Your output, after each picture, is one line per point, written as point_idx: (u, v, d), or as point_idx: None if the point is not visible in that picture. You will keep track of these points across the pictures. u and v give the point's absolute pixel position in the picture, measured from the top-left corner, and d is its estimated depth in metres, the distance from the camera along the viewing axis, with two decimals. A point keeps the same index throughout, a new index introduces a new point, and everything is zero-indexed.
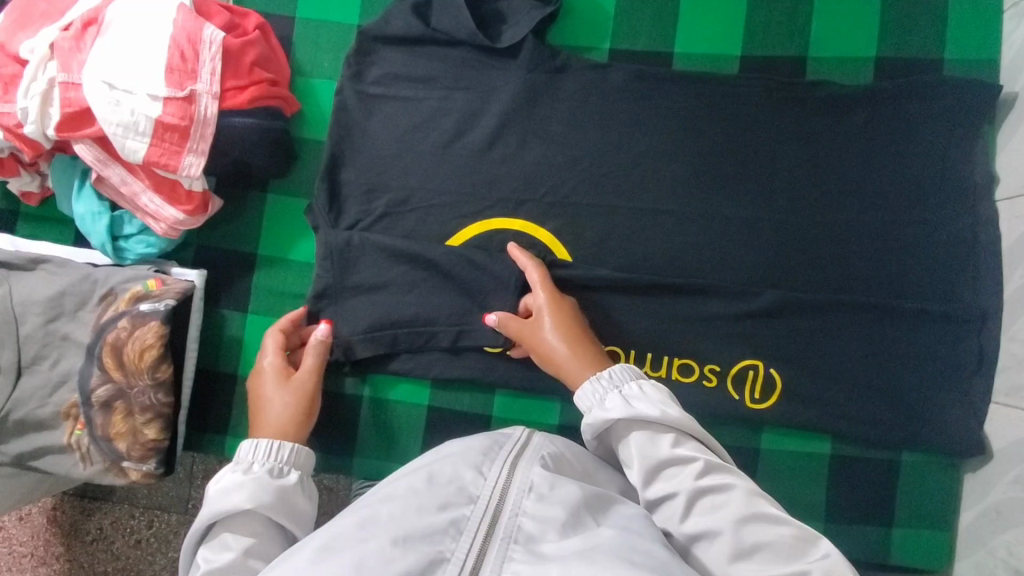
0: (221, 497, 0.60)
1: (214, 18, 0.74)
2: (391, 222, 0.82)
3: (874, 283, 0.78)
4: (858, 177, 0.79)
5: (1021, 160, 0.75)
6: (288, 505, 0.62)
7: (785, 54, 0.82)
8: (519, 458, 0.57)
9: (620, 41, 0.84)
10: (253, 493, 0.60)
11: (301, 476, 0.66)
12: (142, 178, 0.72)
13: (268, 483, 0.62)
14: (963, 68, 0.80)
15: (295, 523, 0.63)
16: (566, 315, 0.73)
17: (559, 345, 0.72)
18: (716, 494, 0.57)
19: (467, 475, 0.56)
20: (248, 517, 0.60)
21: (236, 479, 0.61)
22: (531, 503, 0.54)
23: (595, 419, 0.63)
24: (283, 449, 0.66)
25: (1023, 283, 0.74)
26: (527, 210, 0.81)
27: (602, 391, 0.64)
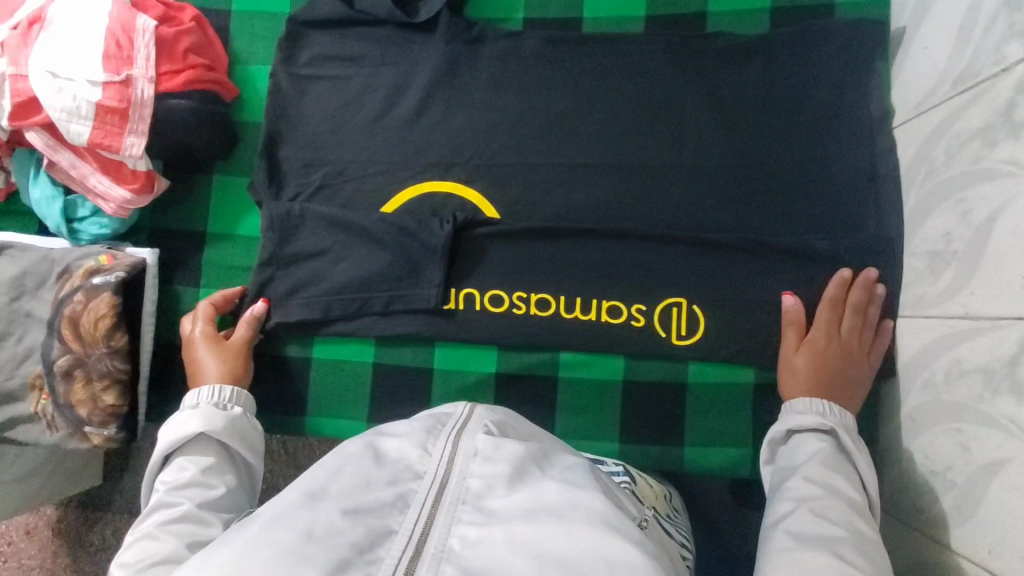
0: (175, 428, 0.67)
1: (150, 11, 0.81)
2: (329, 192, 0.87)
3: (783, 218, 0.82)
4: (764, 122, 0.83)
5: (908, 89, 0.79)
6: (238, 430, 0.70)
7: (687, 12, 0.87)
8: (463, 428, 0.52)
9: (533, 11, 0.89)
10: (205, 419, 0.68)
11: (245, 410, 0.73)
12: (90, 160, 0.78)
13: (217, 413, 0.69)
14: (853, 11, 0.84)
15: (247, 447, 0.70)
16: (835, 362, 0.75)
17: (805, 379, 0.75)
18: (831, 506, 0.59)
19: (411, 454, 0.50)
20: (204, 442, 0.68)
21: (186, 412, 0.69)
22: (477, 467, 0.49)
23: (805, 421, 0.69)
24: (224, 391, 0.73)
25: (916, 203, 0.76)
26: (454, 172, 0.86)
27: (827, 411, 0.70)
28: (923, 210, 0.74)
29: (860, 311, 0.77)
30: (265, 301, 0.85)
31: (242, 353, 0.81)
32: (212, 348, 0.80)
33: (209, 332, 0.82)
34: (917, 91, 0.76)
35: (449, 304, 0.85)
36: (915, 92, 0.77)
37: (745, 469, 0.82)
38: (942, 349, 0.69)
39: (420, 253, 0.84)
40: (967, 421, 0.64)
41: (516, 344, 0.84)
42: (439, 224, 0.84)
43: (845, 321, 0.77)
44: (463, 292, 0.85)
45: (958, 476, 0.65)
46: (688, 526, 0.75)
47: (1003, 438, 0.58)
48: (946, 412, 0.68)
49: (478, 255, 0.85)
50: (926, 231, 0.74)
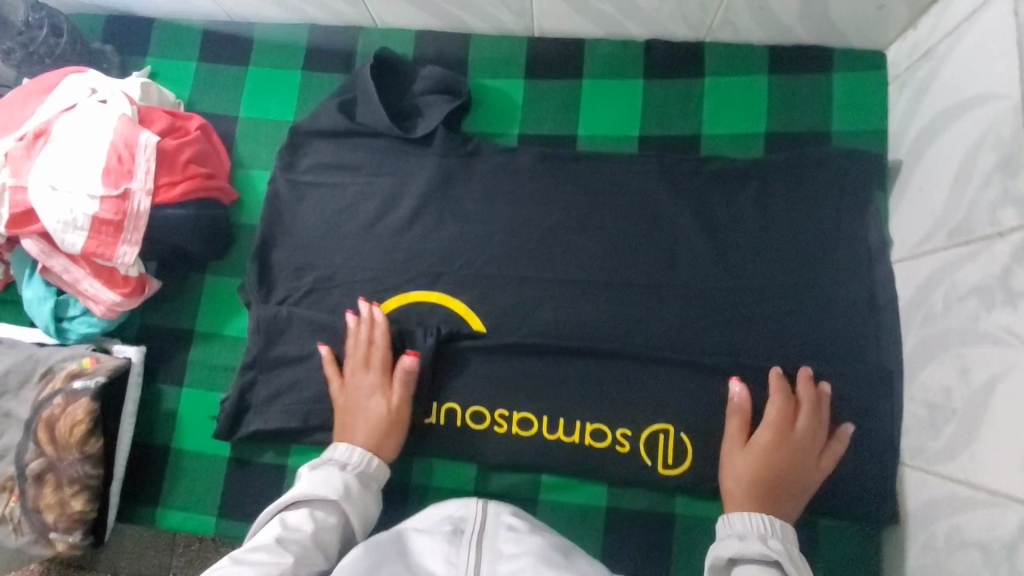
0: (321, 482, 0.67)
1: (156, 123, 0.84)
2: (317, 297, 0.87)
3: (776, 347, 0.79)
4: (759, 248, 0.82)
5: (906, 225, 0.77)
6: (359, 503, 0.69)
7: (680, 134, 0.88)
8: (483, 537, 0.61)
9: (529, 127, 0.91)
10: (343, 490, 0.68)
11: (376, 491, 0.73)
12: (83, 265, 0.80)
13: (356, 484, 0.70)
14: (849, 140, 0.84)
15: (359, 521, 0.68)
16: (782, 468, 0.72)
17: (749, 483, 0.72)
18: None
19: (439, 568, 0.58)
20: (329, 505, 0.66)
21: (333, 472, 0.69)
22: (503, 567, 0.58)
23: (750, 548, 0.64)
24: (372, 462, 0.73)
25: (915, 343, 0.74)
26: (442, 283, 0.86)
27: (769, 530, 0.66)
28: (924, 354, 0.71)
29: (815, 413, 0.75)
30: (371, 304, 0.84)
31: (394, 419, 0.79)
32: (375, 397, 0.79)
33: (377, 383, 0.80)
34: (914, 231, 0.75)
35: (429, 418, 0.82)
36: (914, 232, 0.75)
37: None
38: (944, 510, 0.65)
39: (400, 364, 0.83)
40: None
41: (496, 464, 0.82)
42: (425, 337, 0.83)
43: (798, 423, 0.75)
44: (444, 406, 0.83)
45: None
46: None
47: None
48: None
49: (461, 368, 0.83)
50: (925, 377, 0.71)
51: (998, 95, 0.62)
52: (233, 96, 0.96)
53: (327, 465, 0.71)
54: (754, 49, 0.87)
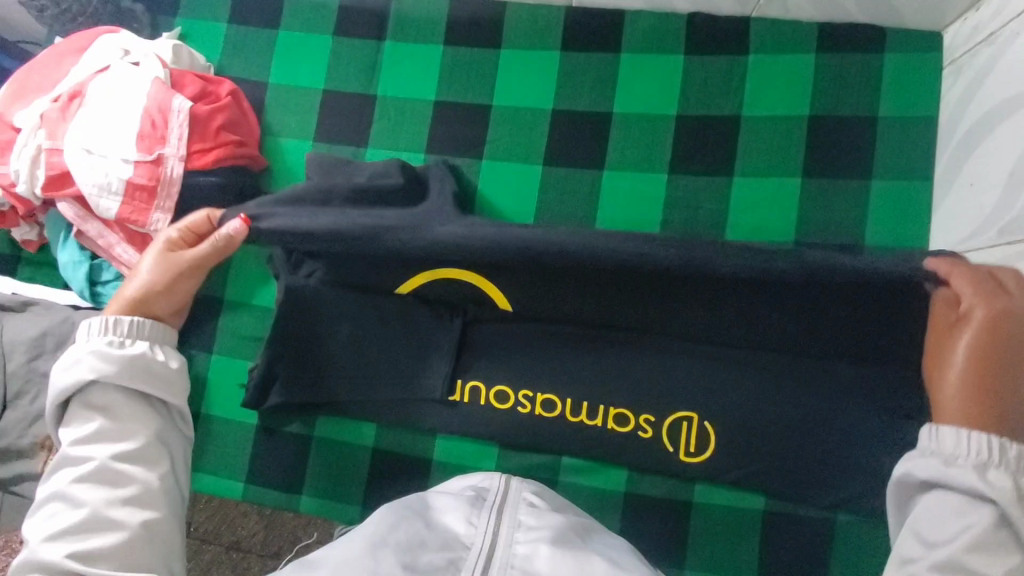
0: (65, 374, 0.61)
1: (188, 87, 0.83)
2: (335, 266, 0.84)
3: (806, 341, 0.77)
4: (803, 275, 0.71)
5: (951, 220, 0.74)
6: (135, 367, 0.62)
7: (720, 114, 0.84)
8: (502, 509, 0.64)
9: (562, 102, 0.88)
10: (94, 364, 0.61)
11: (146, 342, 0.64)
12: (117, 231, 0.81)
13: (109, 352, 0.62)
14: (899, 124, 0.79)
15: (156, 387, 0.63)
16: (988, 345, 0.60)
17: (961, 373, 0.61)
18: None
19: (459, 528, 0.63)
20: (103, 387, 0.62)
21: (75, 353, 0.62)
22: (522, 535, 0.61)
23: (944, 473, 0.53)
24: (120, 323, 0.64)
25: None
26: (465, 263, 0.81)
27: (991, 456, 0.52)
28: None
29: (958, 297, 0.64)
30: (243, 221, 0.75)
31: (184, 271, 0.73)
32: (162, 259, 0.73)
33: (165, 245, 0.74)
34: (961, 227, 0.72)
35: (454, 396, 0.83)
36: (957, 228, 0.72)
37: None
38: None
39: (424, 341, 0.84)
40: None
41: (517, 444, 0.83)
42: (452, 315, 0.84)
43: (966, 301, 0.62)
44: (469, 384, 0.83)
45: None
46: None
47: None
48: None
49: (486, 348, 0.83)
50: None
51: None
52: (262, 62, 0.94)
53: (79, 344, 0.64)
54: (804, 25, 0.83)
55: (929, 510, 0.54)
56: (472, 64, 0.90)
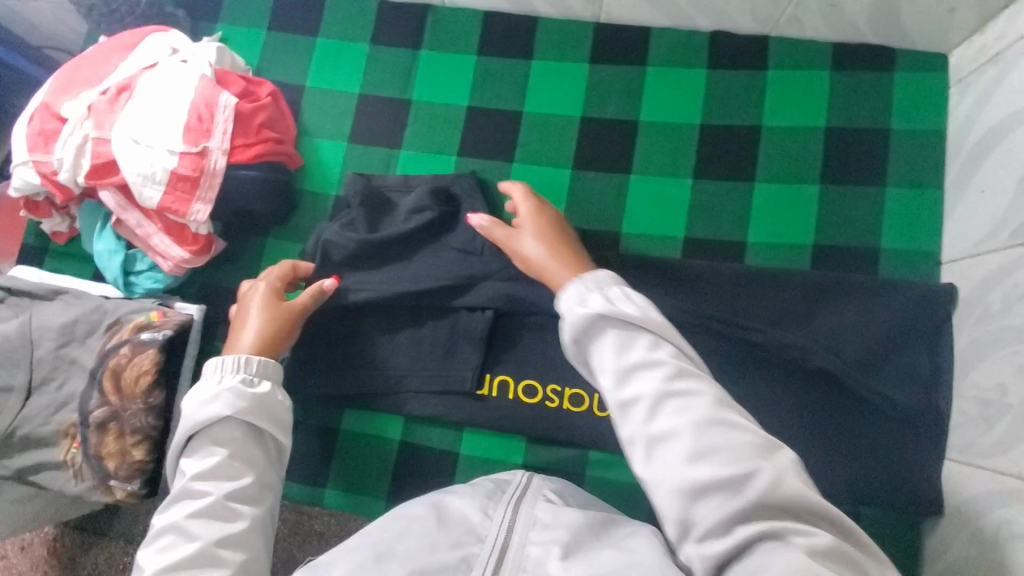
0: (198, 410, 0.64)
1: (232, 86, 0.86)
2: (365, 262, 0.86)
3: (835, 336, 0.78)
4: (800, 307, 0.80)
5: (965, 225, 0.77)
6: (266, 410, 0.66)
7: (741, 124, 0.88)
8: (520, 502, 0.63)
9: (591, 110, 0.92)
10: (230, 402, 0.64)
11: (273, 385, 0.68)
12: (155, 222, 0.83)
13: (243, 392, 0.65)
14: (910, 136, 0.84)
15: (275, 427, 0.67)
16: (551, 219, 0.74)
17: (538, 262, 0.70)
18: (712, 445, 0.47)
19: (474, 517, 0.61)
20: (229, 425, 0.64)
21: (209, 390, 0.65)
22: (536, 533, 0.59)
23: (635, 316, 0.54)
24: (251, 363, 0.68)
25: (971, 338, 0.73)
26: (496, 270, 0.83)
27: (621, 295, 0.56)
28: (979, 351, 0.72)
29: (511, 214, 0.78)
30: (334, 279, 0.81)
31: (293, 317, 0.76)
32: (266, 308, 0.76)
33: (268, 295, 0.77)
34: (978, 229, 0.75)
35: (482, 389, 0.84)
36: (968, 233, 0.76)
37: None
38: (990, 504, 0.67)
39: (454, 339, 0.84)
40: None
41: (544, 437, 0.84)
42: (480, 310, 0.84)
43: (521, 207, 0.76)
44: (497, 378, 0.85)
45: None
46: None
47: None
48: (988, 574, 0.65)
49: (512, 343, 0.85)
50: (979, 375, 0.71)
51: None
52: (300, 66, 0.97)
53: (207, 380, 0.66)
54: (820, 44, 0.89)
55: (623, 352, 0.53)
56: (505, 74, 0.94)
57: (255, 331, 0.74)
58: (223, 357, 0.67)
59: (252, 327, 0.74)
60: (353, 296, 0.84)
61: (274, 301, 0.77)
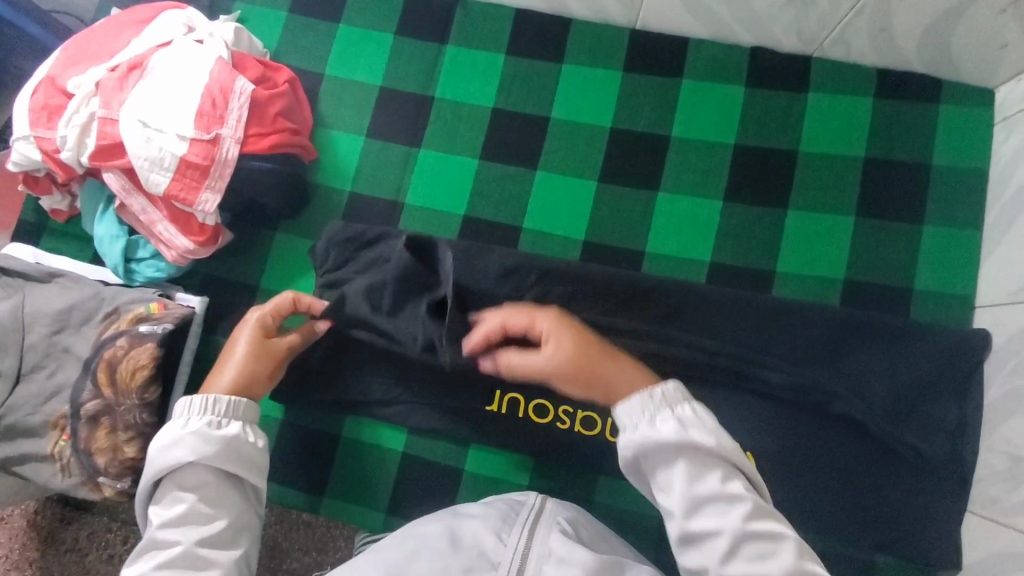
0: (163, 457, 0.64)
1: (249, 70, 0.82)
2: (375, 266, 0.82)
3: (862, 378, 0.76)
4: (825, 346, 0.77)
5: (1004, 272, 0.74)
6: (232, 452, 0.66)
7: (777, 147, 0.85)
8: (537, 524, 0.62)
9: (621, 121, 0.88)
10: (194, 448, 0.64)
11: (243, 424, 0.68)
12: (160, 208, 0.79)
13: (207, 436, 0.65)
14: (951, 173, 0.81)
15: (247, 470, 0.66)
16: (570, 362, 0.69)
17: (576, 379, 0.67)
18: (762, 542, 0.55)
19: (487, 541, 0.60)
20: (198, 470, 0.65)
21: (173, 435, 0.65)
22: (551, 568, 0.58)
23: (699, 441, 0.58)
24: (218, 402, 0.67)
25: (1002, 393, 0.72)
26: (518, 288, 0.81)
27: (682, 416, 0.59)
28: (1010, 406, 0.70)
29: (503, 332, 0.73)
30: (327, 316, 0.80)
31: (277, 358, 0.75)
32: (252, 343, 0.74)
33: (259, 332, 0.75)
34: (1017, 279, 0.72)
35: (492, 405, 0.81)
36: (1007, 280, 0.74)
37: None
38: (1015, 565, 0.65)
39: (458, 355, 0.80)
40: None
41: (553, 459, 0.81)
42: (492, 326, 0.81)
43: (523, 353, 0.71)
44: (507, 395, 0.81)
45: None
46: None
47: None
48: None
49: None
50: (1009, 431, 0.69)
51: None
52: (320, 53, 0.93)
53: (173, 424, 0.66)
54: (864, 69, 0.85)
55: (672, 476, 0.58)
56: (534, 76, 0.90)
57: (236, 370, 0.72)
58: (190, 398, 0.66)
59: (233, 365, 0.72)
60: (360, 304, 0.80)
61: (263, 337, 0.75)
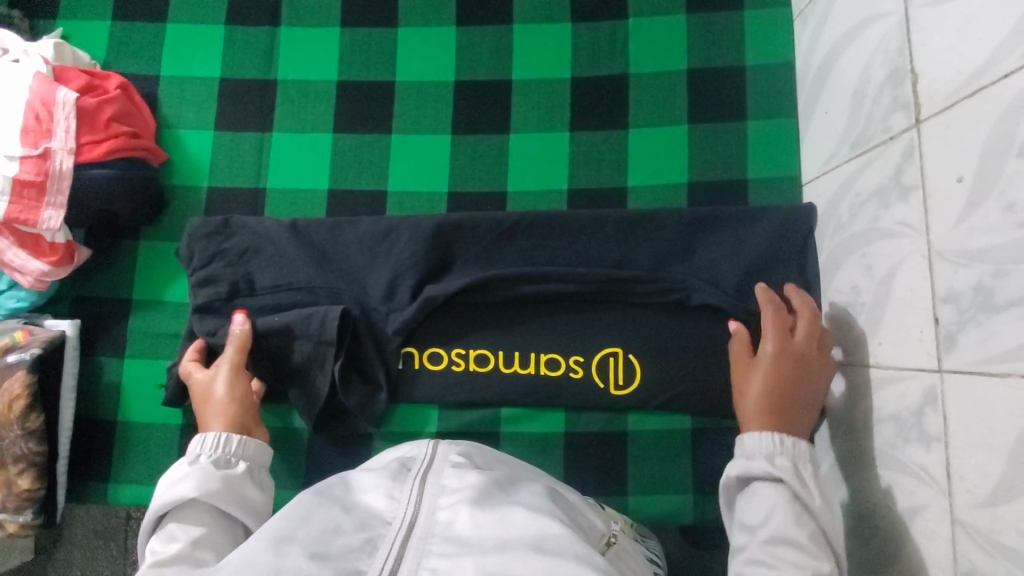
0: (169, 489, 0.63)
1: (73, 81, 0.81)
2: (249, 254, 0.83)
3: (714, 267, 0.82)
4: (678, 244, 0.83)
5: (817, 144, 0.82)
6: (236, 492, 0.65)
7: (610, 74, 0.91)
8: (429, 472, 0.57)
9: (464, 74, 0.91)
10: (200, 481, 0.63)
11: (248, 468, 0.69)
12: (5, 234, 0.77)
13: (214, 471, 0.65)
14: (763, 70, 0.89)
15: (247, 513, 0.65)
16: (784, 374, 0.69)
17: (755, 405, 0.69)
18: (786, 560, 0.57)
19: (378, 502, 0.55)
20: (198, 506, 0.63)
21: (184, 469, 0.64)
22: (446, 502, 0.54)
23: (755, 468, 0.64)
24: (231, 443, 0.69)
25: (831, 250, 0.78)
26: (394, 249, 0.83)
27: (778, 447, 0.65)
28: (836, 260, 0.77)
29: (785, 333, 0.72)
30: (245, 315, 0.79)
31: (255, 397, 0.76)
32: (234, 385, 0.75)
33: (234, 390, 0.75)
34: (827, 148, 0.80)
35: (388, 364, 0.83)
36: (820, 153, 0.82)
37: (687, 516, 0.82)
38: (861, 396, 0.72)
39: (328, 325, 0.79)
40: (887, 470, 0.66)
41: (454, 402, 0.84)
42: (372, 288, 0.83)
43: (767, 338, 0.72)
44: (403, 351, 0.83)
45: (883, 522, 0.67)
46: (659, 551, 0.74)
47: (918, 485, 0.61)
48: (865, 461, 0.71)
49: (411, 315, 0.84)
50: (839, 282, 0.76)
51: (885, 14, 0.67)
52: (151, 55, 0.91)
53: (181, 465, 0.66)
54: None
55: (747, 503, 0.64)
56: (371, 44, 0.92)
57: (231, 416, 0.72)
58: (205, 434, 0.68)
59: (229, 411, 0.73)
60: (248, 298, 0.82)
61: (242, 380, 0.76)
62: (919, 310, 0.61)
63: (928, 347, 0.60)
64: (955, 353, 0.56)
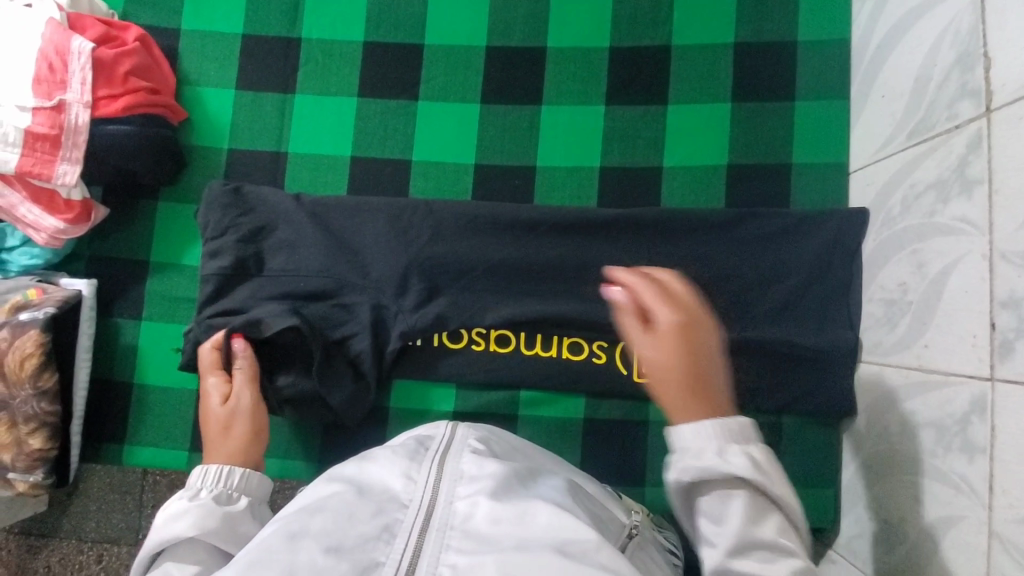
0: (165, 526, 0.58)
1: (89, 30, 0.77)
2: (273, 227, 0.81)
3: (752, 263, 0.78)
4: (711, 240, 0.79)
5: (871, 129, 0.77)
6: (237, 531, 0.60)
7: (651, 45, 0.85)
8: (447, 454, 0.55)
9: (496, 39, 0.87)
10: (200, 519, 0.58)
11: (251, 502, 0.64)
12: (18, 188, 0.75)
13: (215, 507, 0.60)
14: (817, 47, 0.83)
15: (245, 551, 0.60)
16: None
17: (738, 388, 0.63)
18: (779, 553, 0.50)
19: (396, 484, 0.53)
20: (194, 545, 0.58)
21: (183, 504, 0.59)
22: (464, 489, 0.52)
23: None
24: (233, 475, 0.64)
25: (878, 243, 0.74)
26: (409, 236, 0.80)
27: None
28: (885, 253, 0.72)
29: None
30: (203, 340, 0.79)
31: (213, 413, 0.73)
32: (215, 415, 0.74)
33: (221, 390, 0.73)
34: (881, 135, 0.75)
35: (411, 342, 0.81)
36: (873, 139, 0.76)
37: None
38: (900, 399, 0.68)
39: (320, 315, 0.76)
40: (921, 477, 0.63)
41: (473, 382, 0.82)
42: (382, 268, 0.79)
43: None
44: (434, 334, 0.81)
45: (911, 530, 0.65)
46: (676, 543, 0.73)
47: (955, 495, 0.58)
48: (899, 466, 0.68)
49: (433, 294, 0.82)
50: (885, 277, 0.72)
51: None
52: (172, 7, 0.87)
53: (178, 498, 0.61)
54: None
55: None
56: (400, 3, 0.87)
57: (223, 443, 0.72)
58: (207, 467, 0.63)
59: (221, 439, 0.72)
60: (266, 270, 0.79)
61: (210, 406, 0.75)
62: (974, 314, 0.57)
63: (980, 354, 0.56)
64: (1010, 362, 0.53)
